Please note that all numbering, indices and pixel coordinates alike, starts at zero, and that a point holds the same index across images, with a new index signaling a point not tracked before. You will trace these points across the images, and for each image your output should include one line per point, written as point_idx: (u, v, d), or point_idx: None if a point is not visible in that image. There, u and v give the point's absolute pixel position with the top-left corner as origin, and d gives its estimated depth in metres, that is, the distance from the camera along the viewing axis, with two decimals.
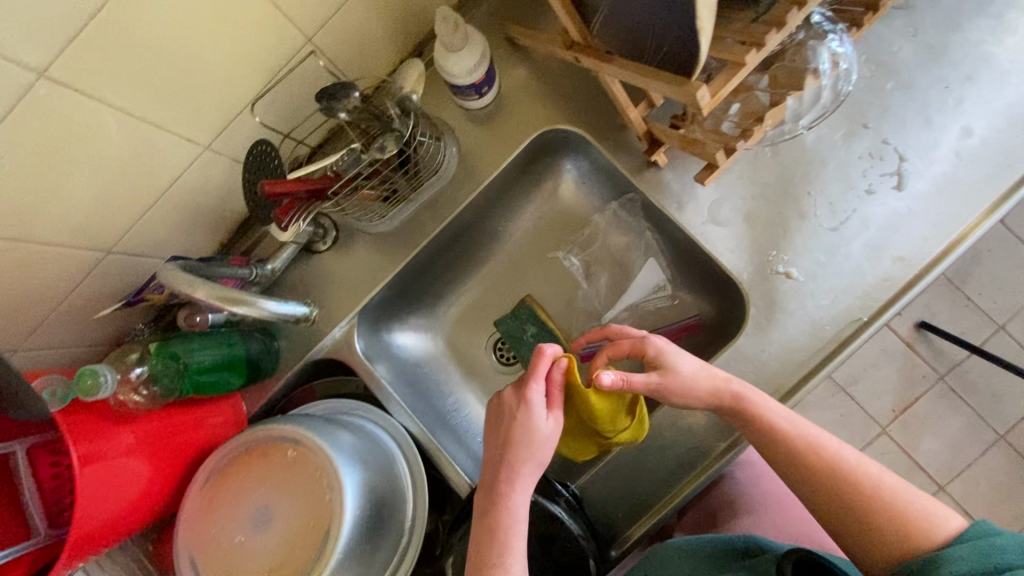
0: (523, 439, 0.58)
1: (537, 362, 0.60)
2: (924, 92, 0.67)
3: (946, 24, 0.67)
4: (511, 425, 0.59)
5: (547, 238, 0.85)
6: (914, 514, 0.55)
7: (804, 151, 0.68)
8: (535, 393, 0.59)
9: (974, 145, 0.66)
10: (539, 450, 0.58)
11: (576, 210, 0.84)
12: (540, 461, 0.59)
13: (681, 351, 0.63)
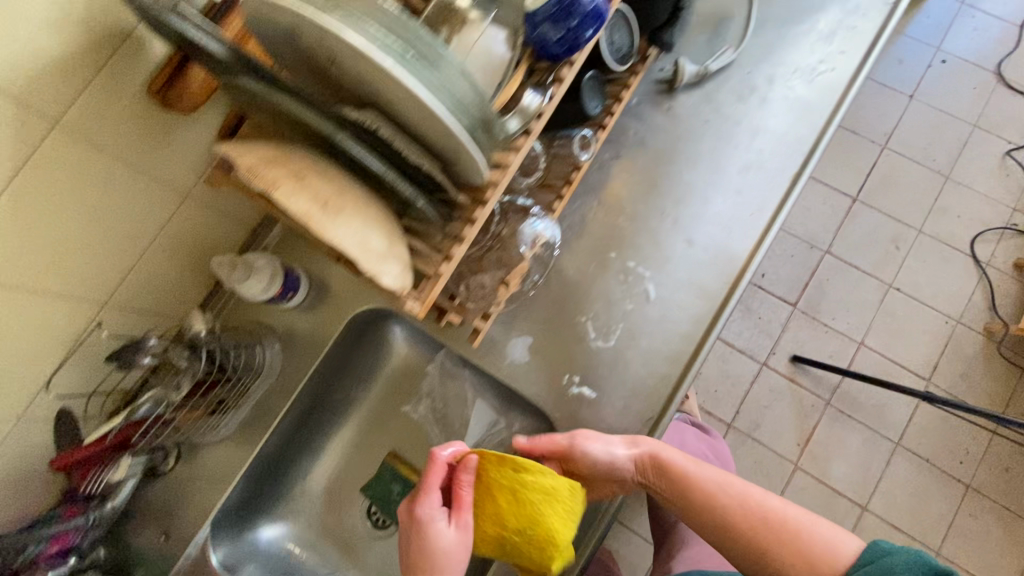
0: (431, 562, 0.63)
1: (431, 472, 0.65)
2: (651, 216, 0.81)
3: (652, 161, 0.83)
4: (426, 552, 0.63)
5: (392, 398, 0.91)
6: (810, 541, 0.63)
7: (569, 286, 0.80)
8: (434, 506, 0.64)
9: (700, 250, 0.80)
10: (442, 564, 0.63)
11: (411, 366, 0.91)
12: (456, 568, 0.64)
13: (593, 438, 0.71)
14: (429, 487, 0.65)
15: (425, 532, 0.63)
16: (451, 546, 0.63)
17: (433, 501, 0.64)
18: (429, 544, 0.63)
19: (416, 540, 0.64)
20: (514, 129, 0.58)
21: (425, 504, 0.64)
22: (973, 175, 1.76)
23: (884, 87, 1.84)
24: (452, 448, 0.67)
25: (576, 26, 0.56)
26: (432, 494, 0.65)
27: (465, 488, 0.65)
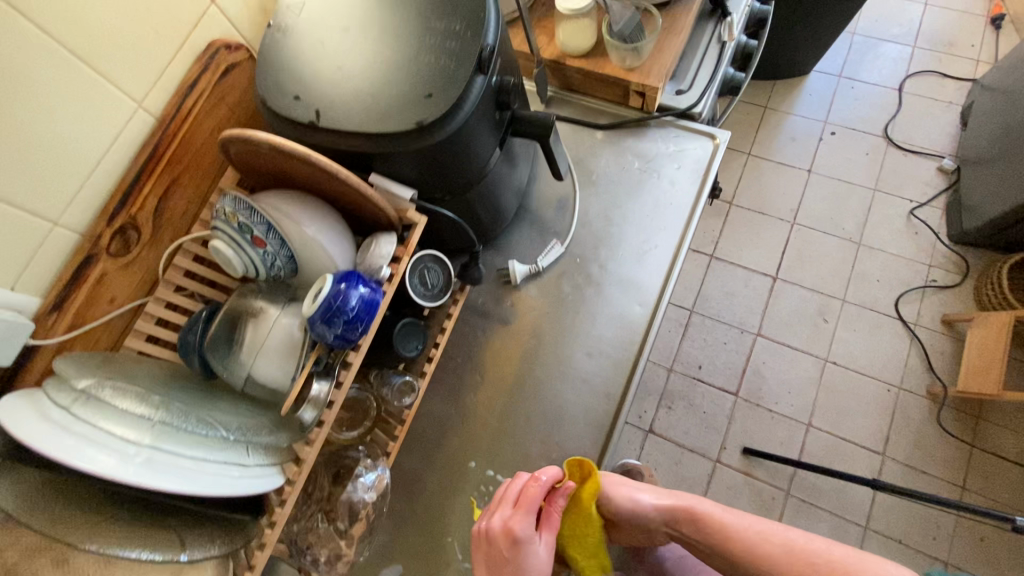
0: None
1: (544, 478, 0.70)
2: (505, 416, 0.83)
3: (501, 358, 0.86)
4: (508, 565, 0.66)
5: None
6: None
7: (432, 505, 0.81)
8: (528, 526, 0.67)
9: (554, 446, 0.81)
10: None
11: None
12: None
13: (632, 487, 0.81)
14: (513, 502, 0.69)
15: (506, 550, 0.67)
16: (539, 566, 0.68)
17: (526, 524, 0.67)
18: (515, 561, 0.66)
19: (501, 556, 0.67)
20: (309, 422, 0.60)
21: (502, 517, 0.69)
22: (883, 238, 1.80)
23: (782, 166, 1.93)
24: (549, 473, 0.71)
25: (348, 321, 0.60)
26: (528, 512, 0.68)
27: (557, 502, 0.72)
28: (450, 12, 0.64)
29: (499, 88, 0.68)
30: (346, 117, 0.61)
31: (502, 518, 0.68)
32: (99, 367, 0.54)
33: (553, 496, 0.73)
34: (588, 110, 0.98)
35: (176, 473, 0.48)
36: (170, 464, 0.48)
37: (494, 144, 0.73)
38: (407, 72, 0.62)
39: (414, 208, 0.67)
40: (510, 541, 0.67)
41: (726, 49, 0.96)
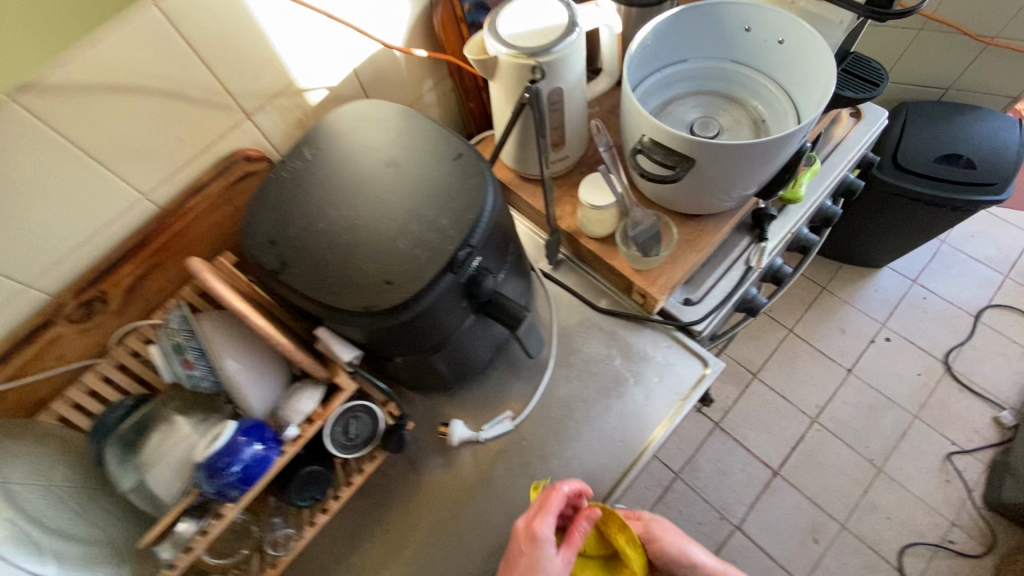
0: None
1: (552, 499, 0.71)
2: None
3: (410, 517, 0.84)
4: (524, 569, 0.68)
5: None
6: None
7: None
8: (548, 532, 0.68)
9: None
10: None
11: None
12: None
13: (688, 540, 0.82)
14: (535, 509, 0.71)
15: (522, 554, 0.68)
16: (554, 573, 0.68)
17: (546, 530, 0.69)
18: (528, 564, 0.68)
19: (517, 557, 0.69)
20: (163, 560, 0.59)
21: (525, 522, 0.71)
22: (908, 473, 1.62)
23: (821, 355, 1.80)
24: (570, 485, 0.73)
25: (231, 479, 0.58)
26: (548, 517, 0.69)
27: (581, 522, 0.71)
28: (443, 203, 0.64)
29: (472, 281, 0.67)
30: (305, 277, 0.61)
31: (524, 525, 0.71)
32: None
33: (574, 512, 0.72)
34: (592, 285, 0.95)
35: None
36: None
37: (457, 323, 0.71)
38: (379, 251, 0.62)
39: (348, 370, 0.66)
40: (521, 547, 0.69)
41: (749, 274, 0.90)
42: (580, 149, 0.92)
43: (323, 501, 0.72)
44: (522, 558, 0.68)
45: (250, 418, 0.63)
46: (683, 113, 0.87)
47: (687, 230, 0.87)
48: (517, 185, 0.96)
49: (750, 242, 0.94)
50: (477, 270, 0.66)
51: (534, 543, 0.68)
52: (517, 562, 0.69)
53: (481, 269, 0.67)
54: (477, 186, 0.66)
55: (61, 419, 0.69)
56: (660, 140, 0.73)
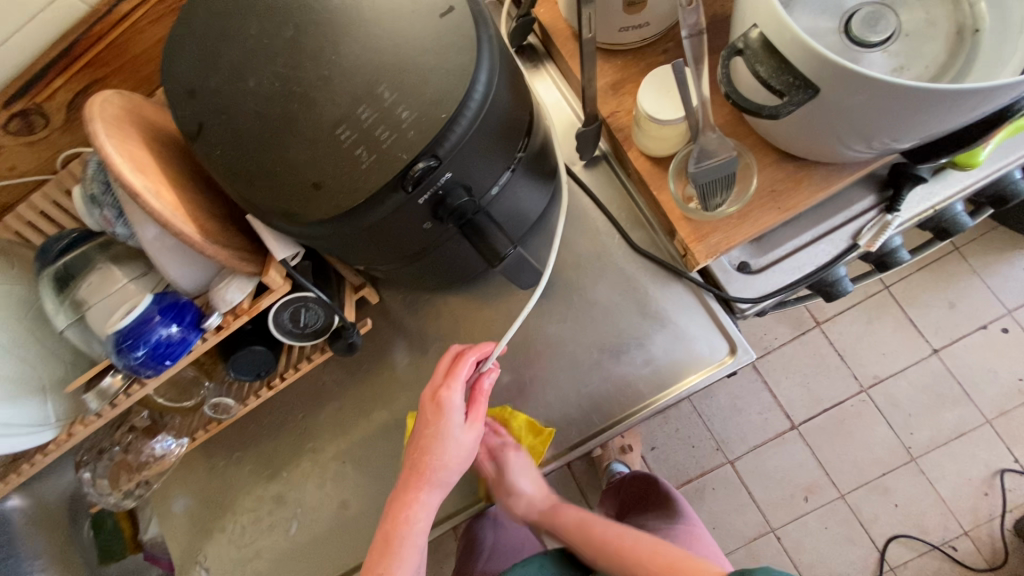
0: (434, 449, 0.60)
1: (458, 367, 0.61)
2: (338, 457, 0.81)
3: (366, 403, 0.81)
4: (429, 442, 0.60)
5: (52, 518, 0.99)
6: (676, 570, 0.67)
7: (234, 477, 0.84)
8: (455, 401, 0.60)
9: (351, 513, 0.79)
10: (447, 454, 0.60)
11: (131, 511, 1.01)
12: (438, 475, 0.61)
13: (510, 466, 0.72)
14: (441, 373, 0.62)
15: (427, 422, 0.61)
16: (453, 449, 0.60)
17: (453, 399, 0.60)
18: (434, 432, 0.60)
19: (422, 426, 0.61)
20: (90, 407, 0.59)
21: (432, 387, 0.62)
22: (943, 472, 1.45)
23: (910, 325, 1.52)
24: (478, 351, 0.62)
25: (140, 358, 0.54)
26: (454, 388, 0.60)
27: (487, 384, 0.62)
28: (408, 85, 0.45)
29: (437, 199, 0.51)
30: (222, 154, 0.48)
31: (431, 385, 0.62)
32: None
33: (479, 376, 0.63)
34: (631, 209, 0.76)
35: None
36: None
37: (421, 239, 0.57)
38: (311, 135, 0.46)
39: (284, 270, 0.56)
40: (494, 443, 0.74)
41: (851, 250, 0.67)
42: (668, 18, 0.63)
43: (268, 378, 0.69)
44: (422, 428, 0.62)
45: (174, 294, 0.56)
46: None
47: (777, 175, 0.61)
48: (569, 51, 0.71)
49: (874, 205, 0.68)
50: (445, 186, 0.50)
51: (438, 412, 0.60)
52: (421, 431, 0.61)
53: (451, 185, 0.50)
54: (461, 68, 0.45)
55: (17, 233, 0.67)
56: (772, 42, 0.46)
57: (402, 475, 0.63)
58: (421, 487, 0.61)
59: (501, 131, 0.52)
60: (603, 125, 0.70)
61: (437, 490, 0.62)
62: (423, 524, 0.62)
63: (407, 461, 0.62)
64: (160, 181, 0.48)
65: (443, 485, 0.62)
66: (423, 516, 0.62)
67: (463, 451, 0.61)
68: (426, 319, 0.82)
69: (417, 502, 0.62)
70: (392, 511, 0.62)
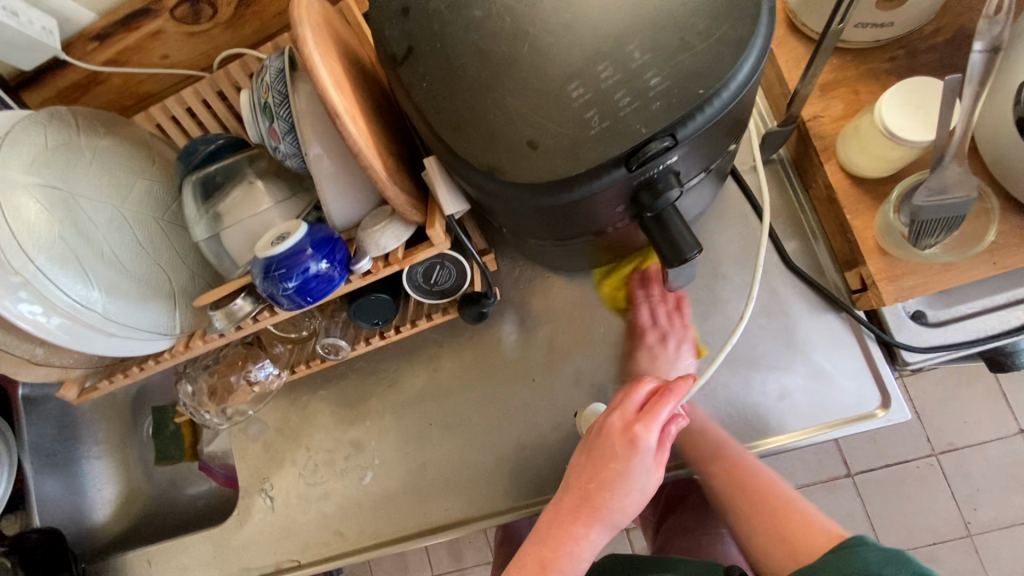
0: (618, 487, 0.55)
1: (659, 407, 0.55)
2: (422, 418, 0.78)
3: (461, 369, 0.77)
4: (615, 480, 0.55)
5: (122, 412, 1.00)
6: (794, 522, 0.59)
7: (314, 414, 0.82)
8: (651, 442, 0.55)
9: (427, 477, 0.76)
10: (627, 496, 0.56)
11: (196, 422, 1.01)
12: (613, 518, 0.56)
13: (677, 355, 0.68)
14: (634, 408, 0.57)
15: (614, 456, 0.55)
16: (637, 492, 0.56)
17: (650, 438, 0.55)
18: (619, 470, 0.55)
19: (607, 459, 0.55)
20: (215, 326, 0.56)
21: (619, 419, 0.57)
22: (999, 555, 1.38)
23: (1001, 399, 1.41)
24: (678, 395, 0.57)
25: (289, 290, 0.50)
26: (652, 427, 0.55)
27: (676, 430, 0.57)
28: (663, 48, 0.39)
29: (645, 183, 0.45)
30: (426, 86, 0.43)
31: (619, 418, 0.57)
32: (30, 164, 0.51)
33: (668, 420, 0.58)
34: (797, 226, 0.68)
35: (41, 310, 0.48)
36: (44, 298, 0.49)
37: (600, 220, 0.51)
38: (538, 86, 0.40)
39: (447, 226, 0.51)
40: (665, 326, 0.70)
41: None
42: (918, 21, 0.55)
43: (383, 329, 0.66)
44: (598, 462, 0.56)
45: (327, 227, 0.52)
46: None
47: (1005, 226, 0.53)
48: (777, 38, 0.63)
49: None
50: (661, 171, 0.44)
51: (634, 450, 0.55)
52: (604, 466, 0.56)
53: (665, 172, 0.44)
54: (732, 39, 0.38)
55: (157, 125, 0.63)
56: None
57: (567, 504, 0.57)
58: (596, 521, 0.56)
59: (733, 118, 0.45)
60: (797, 128, 0.62)
61: (607, 530, 0.57)
62: (583, 562, 0.57)
63: (572, 491, 0.57)
64: (354, 106, 0.44)
65: (614, 525, 0.57)
66: (587, 554, 0.57)
67: (642, 495, 0.57)
68: (540, 298, 0.77)
69: (582, 539, 0.56)
70: (550, 542, 0.56)
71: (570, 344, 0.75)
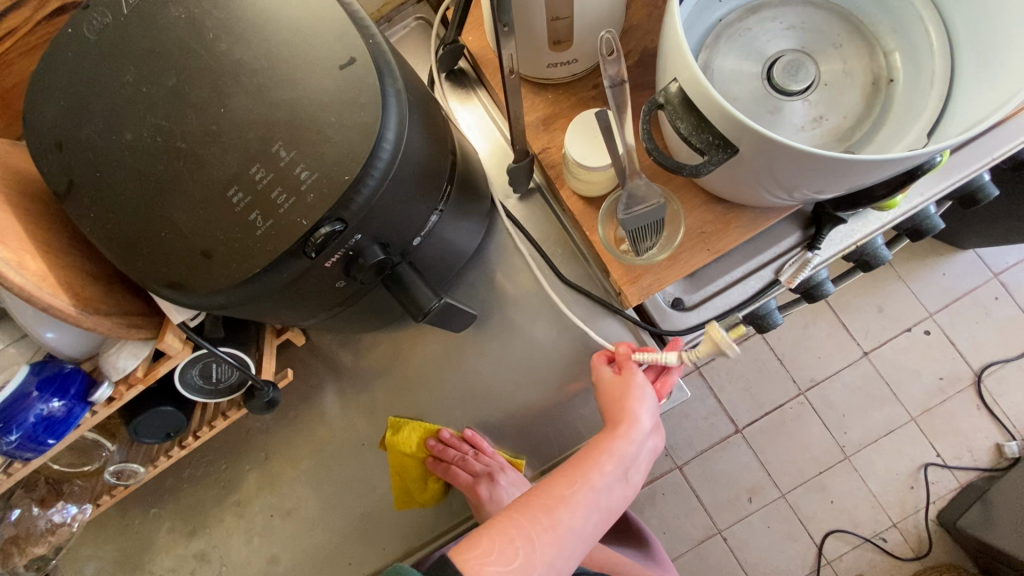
0: (620, 394, 0.59)
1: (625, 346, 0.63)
2: (264, 509, 0.75)
3: (293, 450, 0.76)
4: (624, 394, 0.59)
5: None
6: None
7: (152, 534, 0.77)
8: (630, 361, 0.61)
9: (280, 569, 0.74)
10: (624, 404, 0.58)
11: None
12: (629, 414, 0.57)
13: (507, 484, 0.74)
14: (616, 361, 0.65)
15: (603, 383, 0.61)
16: (637, 396, 0.58)
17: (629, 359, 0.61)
18: (612, 387, 0.60)
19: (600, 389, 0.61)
20: None
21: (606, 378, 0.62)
22: (874, 467, 1.50)
23: (843, 329, 1.57)
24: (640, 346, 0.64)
25: (15, 441, 0.49)
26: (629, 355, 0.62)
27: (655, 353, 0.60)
28: (306, 142, 0.41)
29: (348, 260, 0.47)
30: (98, 217, 0.43)
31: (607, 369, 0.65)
32: None
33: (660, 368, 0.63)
34: (567, 244, 0.74)
35: None
36: None
37: (340, 295, 0.53)
38: (198, 196, 0.41)
39: (185, 333, 0.52)
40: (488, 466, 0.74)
41: (774, 285, 0.68)
42: (596, 55, 0.61)
43: (180, 437, 0.64)
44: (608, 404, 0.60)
45: (56, 363, 0.50)
46: (765, 39, 0.55)
47: (707, 217, 0.61)
48: (499, 82, 0.68)
49: (797, 242, 0.68)
50: (356, 246, 0.46)
51: (631, 376, 0.60)
52: (611, 389, 0.60)
53: (364, 245, 0.46)
54: (365, 124, 0.42)
55: None
56: (691, 98, 0.44)
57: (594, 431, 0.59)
58: (619, 433, 0.57)
59: (418, 183, 0.48)
60: (536, 160, 0.67)
61: (632, 429, 0.57)
62: (618, 460, 0.56)
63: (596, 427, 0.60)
64: (23, 247, 0.43)
65: (639, 430, 0.57)
66: (620, 449, 0.56)
67: (643, 394, 0.59)
68: (358, 357, 0.76)
69: (608, 441, 0.57)
70: (581, 456, 0.56)
71: (391, 399, 0.75)
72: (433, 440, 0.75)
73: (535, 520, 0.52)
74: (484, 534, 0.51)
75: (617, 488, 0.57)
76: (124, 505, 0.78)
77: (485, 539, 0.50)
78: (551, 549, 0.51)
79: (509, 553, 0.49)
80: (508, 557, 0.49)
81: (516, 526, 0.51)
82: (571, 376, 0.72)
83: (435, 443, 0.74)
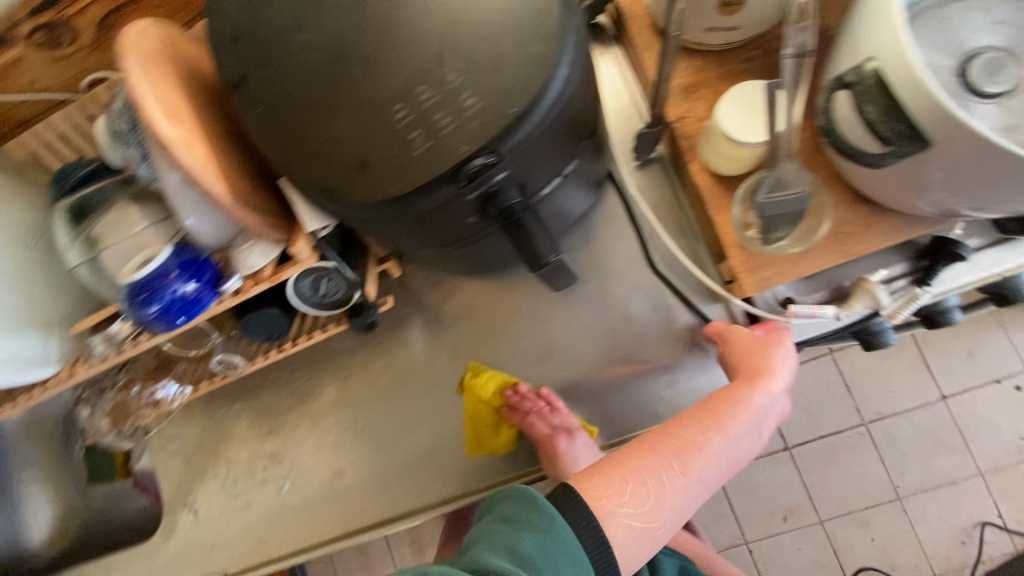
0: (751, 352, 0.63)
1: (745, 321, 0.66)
2: (337, 424, 0.79)
3: (373, 375, 0.79)
4: (759, 353, 0.63)
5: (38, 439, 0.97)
6: None
7: (232, 426, 0.83)
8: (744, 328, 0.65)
9: (344, 483, 0.78)
10: (760, 366, 0.62)
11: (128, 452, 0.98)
12: (763, 372, 0.62)
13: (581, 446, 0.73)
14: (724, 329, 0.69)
15: (729, 346, 0.65)
16: (770, 359, 0.63)
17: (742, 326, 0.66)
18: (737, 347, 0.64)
19: (724, 351, 0.65)
20: (96, 352, 0.58)
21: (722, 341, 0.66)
22: (925, 513, 1.42)
23: (923, 367, 1.46)
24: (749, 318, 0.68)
25: (154, 314, 0.52)
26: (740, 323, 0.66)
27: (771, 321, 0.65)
28: (478, 68, 0.40)
29: (487, 196, 0.47)
30: (263, 112, 0.44)
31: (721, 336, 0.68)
32: None
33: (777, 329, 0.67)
34: (679, 221, 0.71)
35: None
36: None
37: (463, 231, 0.53)
38: (364, 105, 0.42)
39: (312, 243, 0.54)
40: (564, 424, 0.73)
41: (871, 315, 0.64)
42: (761, 24, 0.57)
43: (280, 341, 0.67)
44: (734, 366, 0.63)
45: (194, 249, 0.53)
46: (966, 30, 0.49)
47: (847, 217, 0.57)
48: (644, 41, 0.65)
49: (906, 273, 0.63)
50: (499, 183, 0.45)
51: (761, 338, 0.64)
52: (739, 350, 0.64)
53: (504, 183, 0.46)
54: (540, 59, 0.41)
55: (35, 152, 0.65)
56: (888, 81, 0.41)
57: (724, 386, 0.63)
58: (752, 386, 0.62)
59: (567, 131, 0.47)
60: (668, 129, 0.64)
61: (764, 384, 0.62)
62: (752, 410, 0.61)
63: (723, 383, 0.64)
64: (192, 130, 0.44)
65: (771, 385, 0.62)
66: (754, 401, 0.62)
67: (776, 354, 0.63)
68: (447, 299, 0.78)
69: (743, 393, 0.62)
70: (706, 409, 0.61)
71: (473, 345, 0.76)
72: (509, 391, 0.73)
73: (666, 461, 0.58)
74: (615, 471, 0.56)
75: (748, 439, 0.62)
76: (212, 395, 0.84)
77: (611, 477, 0.55)
78: (680, 493, 0.58)
79: (642, 491, 0.55)
80: (640, 499, 0.55)
81: (650, 470, 0.57)
82: (657, 356, 0.71)
83: (511, 395, 0.73)
